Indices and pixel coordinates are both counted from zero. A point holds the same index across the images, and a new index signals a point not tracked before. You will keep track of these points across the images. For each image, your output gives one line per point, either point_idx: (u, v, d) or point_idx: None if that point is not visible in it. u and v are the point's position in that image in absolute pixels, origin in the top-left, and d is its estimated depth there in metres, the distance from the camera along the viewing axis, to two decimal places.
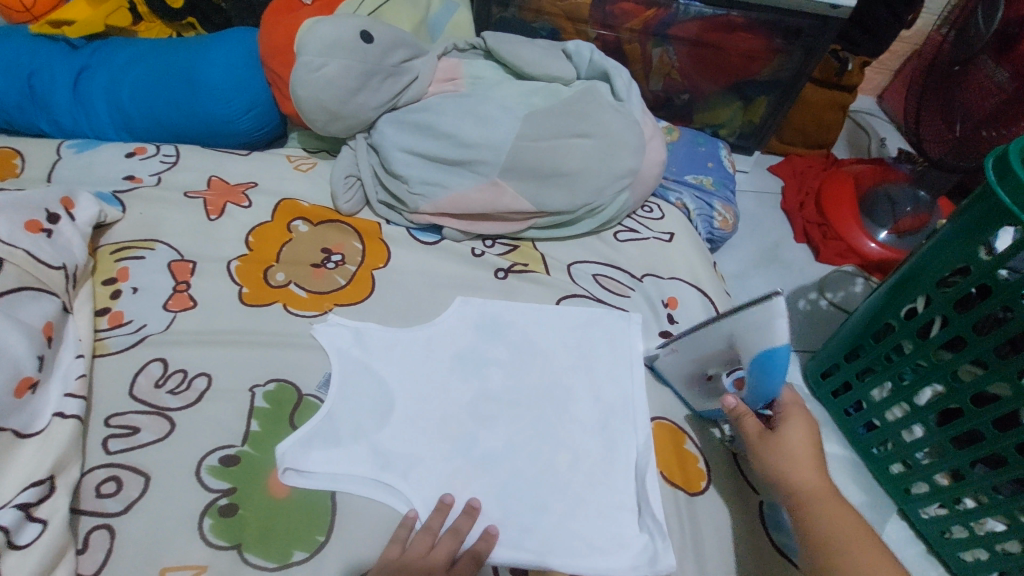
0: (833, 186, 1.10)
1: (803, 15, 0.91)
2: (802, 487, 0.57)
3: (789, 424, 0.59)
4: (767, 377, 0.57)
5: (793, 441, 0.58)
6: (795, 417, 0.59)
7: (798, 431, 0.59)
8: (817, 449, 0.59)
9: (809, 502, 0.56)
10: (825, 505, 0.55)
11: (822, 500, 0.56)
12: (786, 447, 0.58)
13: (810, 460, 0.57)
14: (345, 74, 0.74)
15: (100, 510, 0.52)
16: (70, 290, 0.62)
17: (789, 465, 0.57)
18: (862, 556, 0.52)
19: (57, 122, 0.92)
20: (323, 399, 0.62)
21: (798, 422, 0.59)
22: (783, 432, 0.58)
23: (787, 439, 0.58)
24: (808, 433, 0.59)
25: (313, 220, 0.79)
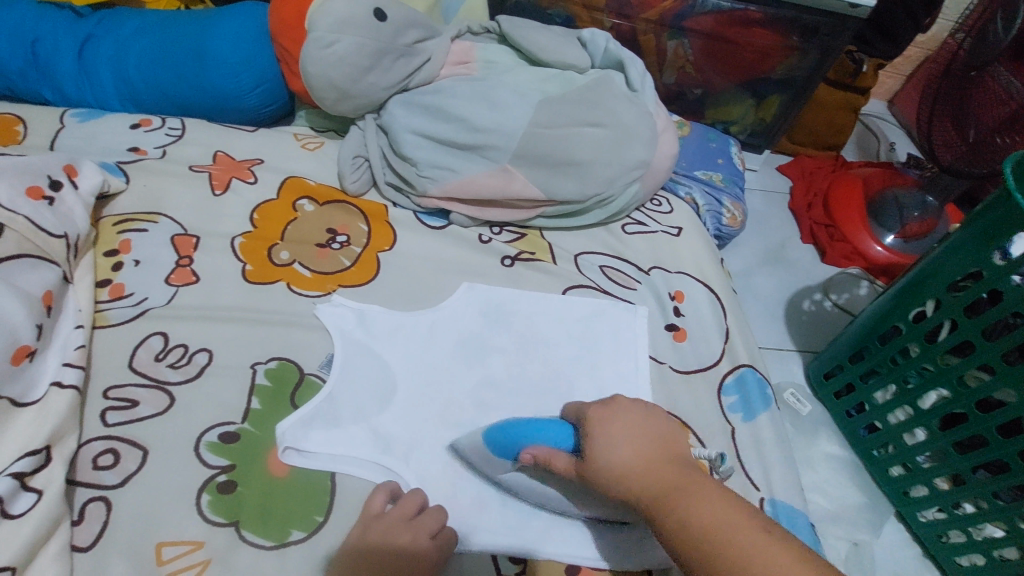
0: (842, 188, 1.09)
1: (821, 14, 0.91)
2: (665, 488, 0.43)
3: (605, 423, 0.48)
4: (546, 438, 0.51)
5: (619, 444, 0.46)
6: (628, 412, 0.48)
7: (619, 423, 0.47)
8: (663, 451, 0.46)
9: (678, 501, 0.42)
10: (693, 500, 0.42)
11: (692, 489, 0.43)
12: (605, 459, 0.46)
13: (658, 461, 0.45)
14: (357, 52, 0.73)
15: (96, 482, 0.52)
16: (71, 260, 0.61)
17: (628, 476, 0.44)
18: (744, 535, 0.39)
19: (61, 91, 0.91)
20: (324, 379, 0.62)
21: (606, 421, 0.48)
22: (605, 430, 0.47)
23: (613, 447, 0.46)
24: (636, 429, 0.47)
25: (319, 200, 0.77)
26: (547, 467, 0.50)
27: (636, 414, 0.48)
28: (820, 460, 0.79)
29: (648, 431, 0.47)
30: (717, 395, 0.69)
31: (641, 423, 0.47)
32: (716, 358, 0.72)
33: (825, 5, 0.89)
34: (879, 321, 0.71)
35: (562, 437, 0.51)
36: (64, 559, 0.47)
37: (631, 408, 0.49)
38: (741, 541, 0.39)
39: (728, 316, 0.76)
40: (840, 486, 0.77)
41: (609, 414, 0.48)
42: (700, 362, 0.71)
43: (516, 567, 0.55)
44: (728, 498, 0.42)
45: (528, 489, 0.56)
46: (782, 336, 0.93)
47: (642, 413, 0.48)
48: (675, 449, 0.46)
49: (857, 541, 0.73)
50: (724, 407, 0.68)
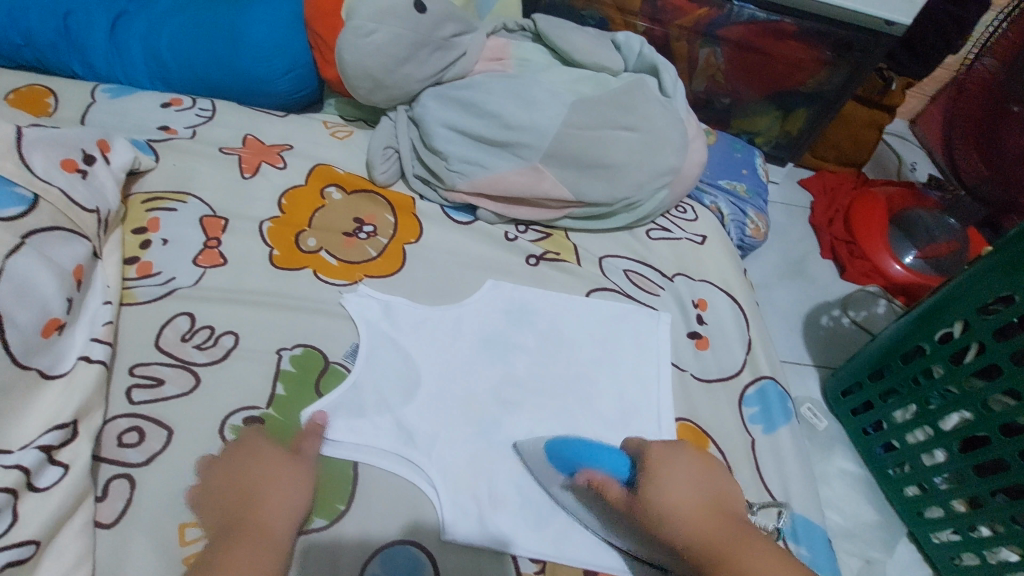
0: (863, 206, 1.08)
1: (856, 30, 0.90)
2: (720, 545, 0.45)
3: (662, 466, 0.49)
4: (602, 464, 0.51)
5: (679, 493, 0.47)
6: (684, 463, 0.50)
7: (676, 472, 0.49)
8: (718, 509, 0.48)
9: (735, 557, 0.44)
10: (752, 557, 0.43)
11: (741, 544, 0.45)
12: (664, 502, 0.47)
13: (714, 519, 0.46)
14: (395, 42, 0.73)
15: (121, 459, 0.52)
16: (101, 235, 0.61)
17: (686, 528, 0.46)
18: None
19: (91, 65, 0.91)
20: (349, 368, 0.61)
21: (669, 463, 0.49)
22: (662, 475, 0.48)
23: (670, 492, 0.47)
24: (695, 483, 0.49)
25: (346, 188, 0.77)
26: (602, 492, 0.51)
27: (692, 467, 0.50)
28: (835, 477, 0.79)
29: (705, 491, 0.48)
30: (739, 406, 0.69)
31: (696, 471, 0.50)
32: (737, 368, 0.72)
33: (858, 20, 0.89)
34: (902, 339, 0.71)
35: (618, 465, 0.50)
36: (88, 534, 0.47)
37: (690, 460, 0.50)
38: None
39: (750, 327, 0.75)
40: (855, 503, 0.77)
41: (666, 460, 0.50)
42: (721, 371, 0.71)
43: (534, 567, 0.54)
44: (787, 561, 0.44)
45: (570, 506, 0.56)
46: (799, 350, 0.93)
47: (700, 466, 0.50)
48: (728, 509, 0.48)
49: (869, 559, 0.73)
50: (745, 418, 0.68)
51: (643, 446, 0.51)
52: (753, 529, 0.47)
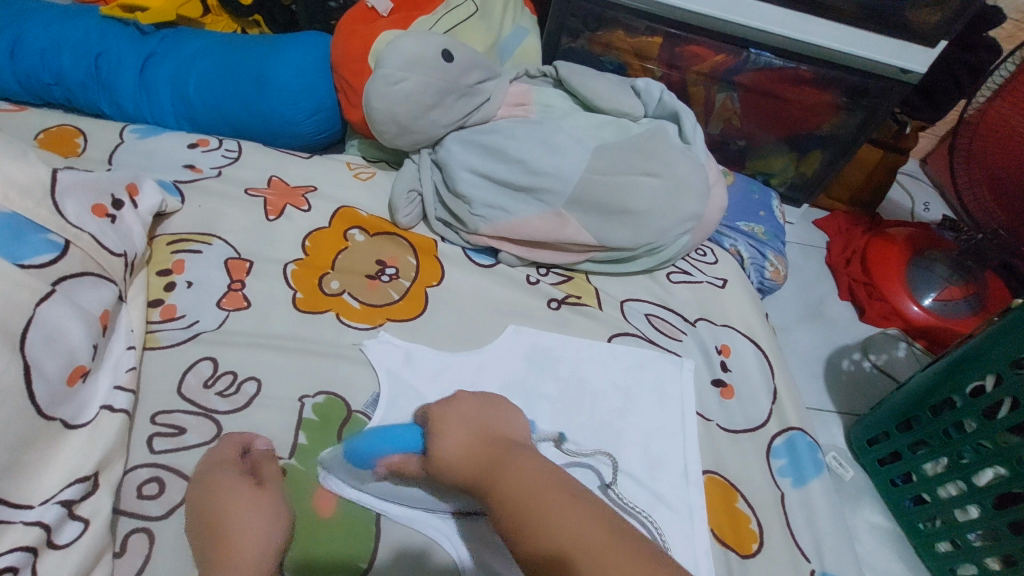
0: (880, 248, 1.08)
1: (871, 77, 0.91)
2: (487, 467, 0.49)
3: (443, 419, 0.53)
4: (397, 447, 0.53)
5: (447, 435, 0.51)
6: (459, 410, 0.53)
7: (451, 417, 0.53)
8: (484, 443, 0.51)
9: (499, 477, 0.47)
10: (514, 470, 0.48)
11: (505, 462, 0.49)
12: (440, 448, 0.51)
13: (485, 449, 0.50)
14: (422, 90, 0.75)
15: (140, 512, 0.51)
16: (127, 279, 0.61)
17: (462, 461, 0.50)
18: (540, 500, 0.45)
19: (119, 105, 0.92)
20: (371, 417, 0.61)
21: (446, 423, 0.52)
22: (442, 424, 0.52)
23: (444, 434, 0.52)
24: (465, 423, 0.52)
25: (369, 231, 0.78)
26: (400, 473, 0.54)
27: (472, 412, 0.54)
28: (864, 530, 0.76)
29: (465, 428, 0.52)
30: (766, 458, 0.67)
31: (473, 419, 0.52)
32: (764, 418, 0.70)
33: (875, 68, 0.90)
34: (931, 390, 0.70)
35: (412, 442, 0.53)
36: None
37: (471, 401, 0.55)
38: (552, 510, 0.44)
39: (775, 375, 0.74)
40: (884, 559, 0.74)
41: (445, 423, 0.52)
42: (748, 421, 0.70)
43: None
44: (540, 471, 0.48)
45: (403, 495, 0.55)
46: (821, 395, 0.92)
47: (479, 407, 0.55)
48: (501, 436, 0.52)
49: None
50: (773, 471, 0.67)
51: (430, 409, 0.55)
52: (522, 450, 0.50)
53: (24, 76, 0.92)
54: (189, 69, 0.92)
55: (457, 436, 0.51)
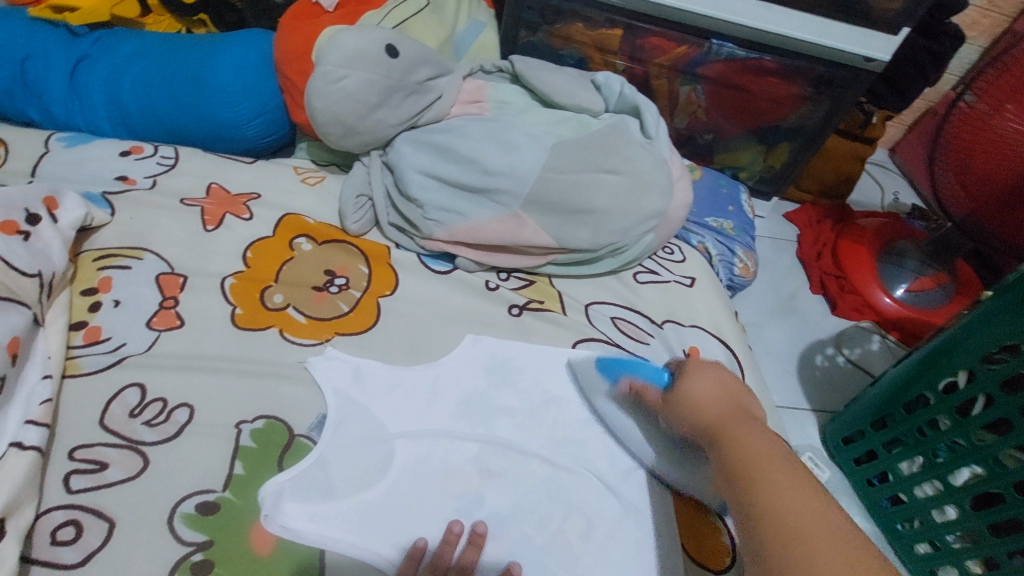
0: (850, 239, 1.07)
1: (836, 65, 0.89)
2: (730, 432, 0.45)
3: (690, 369, 0.50)
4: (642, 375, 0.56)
5: (704, 383, 0.49)
6: (712, 370, 0.49)
7: (701, 372, 0.50)
8: (739, 403, 0.48)
9: (736, 436, 0.44)
10: (751, 436, 0.44)
11: (744, 435, 0.44)
12: (686, 394, 0.48)
13: (732, 411, 0.47)
14: (366, 88, 0.70)
15: (54, 559, 0.46)
16: (44, 301, 0.56)
17: (708, 412, 0.47)
18: (808, 529, 0.38)
19: (49, 112, 0.87)
20: (315, 441, 0.56)
21: (701, 371, 0.49)
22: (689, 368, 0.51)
23: (692, 381, 0.49)
24: (720, 384, 0.49)
25: (317, 239, 0.73)
26: (641, 396, 0.56)
27: (721, 373, 0.50)
28: None
29: (733, 398, 0.48)
30: None
31: (725, 379, 0.49)
32: None
33: (838, 57, 0.88)
34: (903, 387, 0.69)
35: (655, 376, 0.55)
36: None
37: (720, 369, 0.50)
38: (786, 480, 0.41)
39: (745, 376, 0.72)
40: None
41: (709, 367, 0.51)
42: None
43: None
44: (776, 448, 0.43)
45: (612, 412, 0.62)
46: (795, 393, 0.90)
47: (729, 377, 0.50)
48: (752, 411, 0.48)
49: None
50: None
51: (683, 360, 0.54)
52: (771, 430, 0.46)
53: None
54: (122, 72, 0.86)
55: (707, 373, 0.49)
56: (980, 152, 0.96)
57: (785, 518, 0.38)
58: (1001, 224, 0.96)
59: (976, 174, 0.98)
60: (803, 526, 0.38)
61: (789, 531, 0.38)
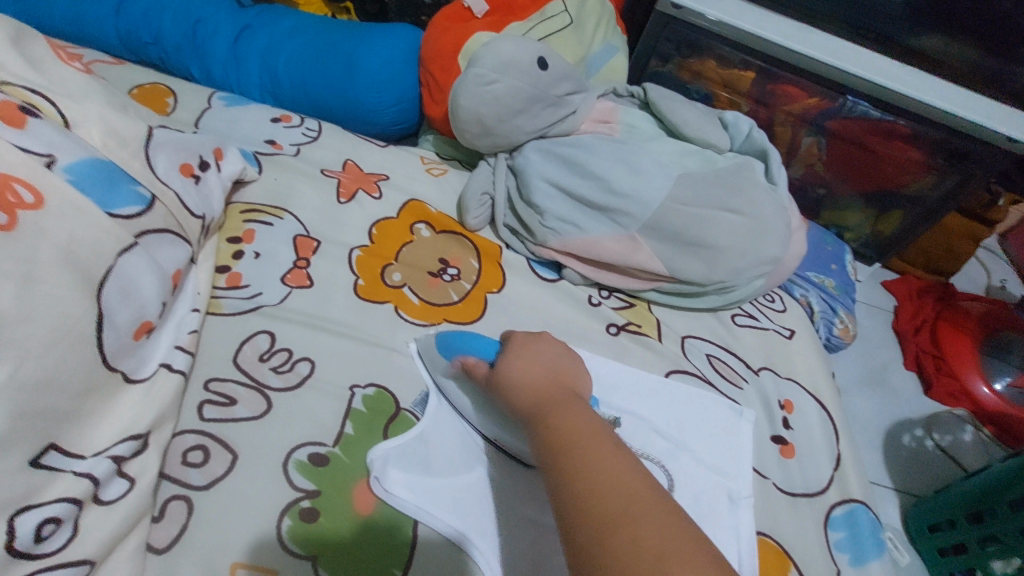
0: (953, 320, 1.02)
1: (971, 140, 0.86)
2: (549, 405, 0.47)
3: (522, 345, 0.54)
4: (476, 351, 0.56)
5: (525, 364, 0.51)
6: (540, 347, 0.54)
7: (528, 349, 0.53)
8: (557, 379, 0.50)
9: (558, 414, 0.46)
10: (572, 417, 0.45)
11: (569, 408, 0.46)
12: (511, 375, 0.50)
13: (551, 390, 0.49)
14: (512, 95, 0.74)
15: (183, 478, 0.50)
16: (201, 241, 0.61)
17: (526, 394, 0.49)
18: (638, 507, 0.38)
19: (209, 71, 0.95)
20: (418, 418, 0.59)
21: (522, 352, 0.53)
22: (518, 353, 0.52)
23: (520, 363, 0.51)
24: (545, 362, 0.52)
25: (436, 227, 0.77)
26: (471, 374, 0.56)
27: (550, 351, 0.54)
28: None
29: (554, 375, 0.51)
30: (825, 529, 0.63)
31: (545, 358, 0.52)
32: (824, 485, 0.66)
33: (976, 132, 0.84)
34: (1010, 485, 0.65)
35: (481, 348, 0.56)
36: (140, 559, 0.45)
37: (549, 344, 0.54)
38: (592, 451, 0.42)
39: (839, 440, 0.70)
40: None
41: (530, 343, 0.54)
42: (808, 486, 0.65)
43: None
44: (597, 425, 0.45)
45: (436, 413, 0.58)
46: (878, 469, 0.86)
47: (561, 355, 0.54)
48: (575, 389, 0.51)
49: None
50: (830, 543, 0.62)
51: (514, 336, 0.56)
52: (590, 406, 0.48)
53: (125, 32, 0.95)
54: (280, 46, 0.94)
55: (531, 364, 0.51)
56: None
57: (583, 481, 0.40)
58: None
59: None
60: (598, 489, 0.39)
61: (581, 495, 0.39)
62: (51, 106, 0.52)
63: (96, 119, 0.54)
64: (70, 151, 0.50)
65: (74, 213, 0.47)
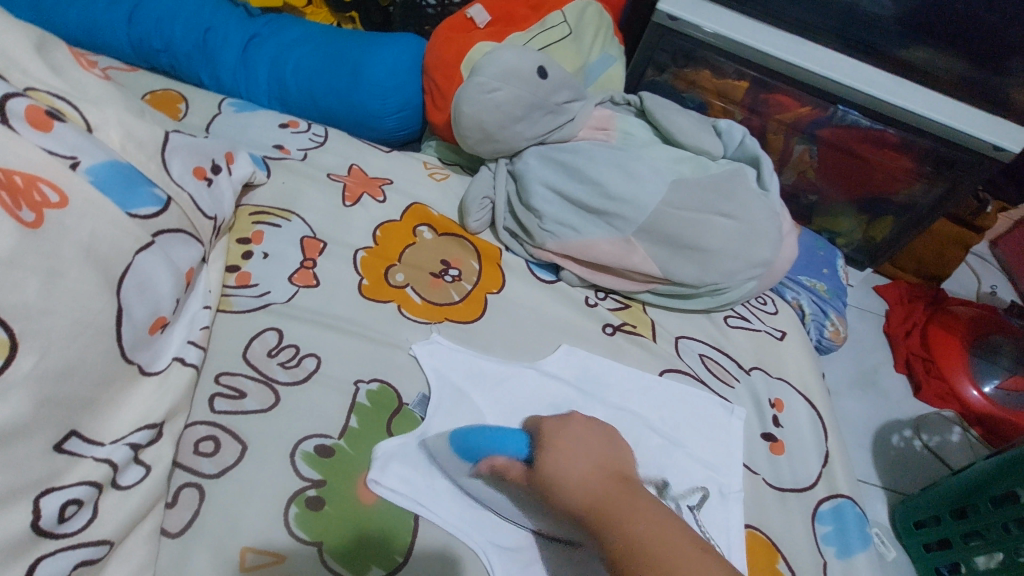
0: (943, 324, 1.04)
1: (959, 149, 0.88)
2: (606, 507, 0.50)
3: (556, 441, 0.55)
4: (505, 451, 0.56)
5: (572, 460, 0.53)
6: (577, 432, 0.57)
7: (567, 442, 0.55)
8: (616, 475, 0.53)
9: (615, 512, 0.49)
10: (626, 507, 0.49)
11: (617, 493, 0.50)
12: (555, 472, 0.52)
13: (612, 481, 0.52)
14: (513, 102, 0.76)
15: (195, 466, 0.52)
16: (212, 240, 0.64)
17: (581, 488, 0.51)
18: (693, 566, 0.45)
19: (218, 78, 0.98)
20: (420, 414, 0.61)
21: (562, 443, 0.55)
22: (560, 442, 0.55)
23: (564, 457, 0.53)
24: (586, 453, 0.54)
25: (438, 230, 0.80)
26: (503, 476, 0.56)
27: (582, 437, 0.56)
28: None
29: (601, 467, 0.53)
30: (812, 523, 0.65)
31: (593, 448, 0.55)
32: (812, 481, 0.68)
33: (963, 140, 0.86)
34: (993, 482, 0.67)
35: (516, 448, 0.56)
36: (154, 542, 0.47)
37: (588, 428, 0.57)
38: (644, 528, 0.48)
39: (827, 437, 0.72)
40: None
41: (564, 433, 0.56)
42: (796, 481, 0.67)
43: None
44: (652, 511, 0.49)
45: (475, 499, 0.55)
46: (867, 468, 0.88)
47: (598, 434, 0.57)
48: (620, 471, 0.54)
49: None
50: (818, 537, 0.64)
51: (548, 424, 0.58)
52: (641, 488, 0.52)
53: (138, 39, 0.98)
54: (288, 54, 0.97)
55: (576, 459, 0.53)
56: None
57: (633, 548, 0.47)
58: None
59: None
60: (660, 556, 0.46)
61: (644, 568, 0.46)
62: (74, 111, 0.55)
63: (116, 124, 0.57)
64: (91, 154, 0.52)
65: (95, 211, 0.49)
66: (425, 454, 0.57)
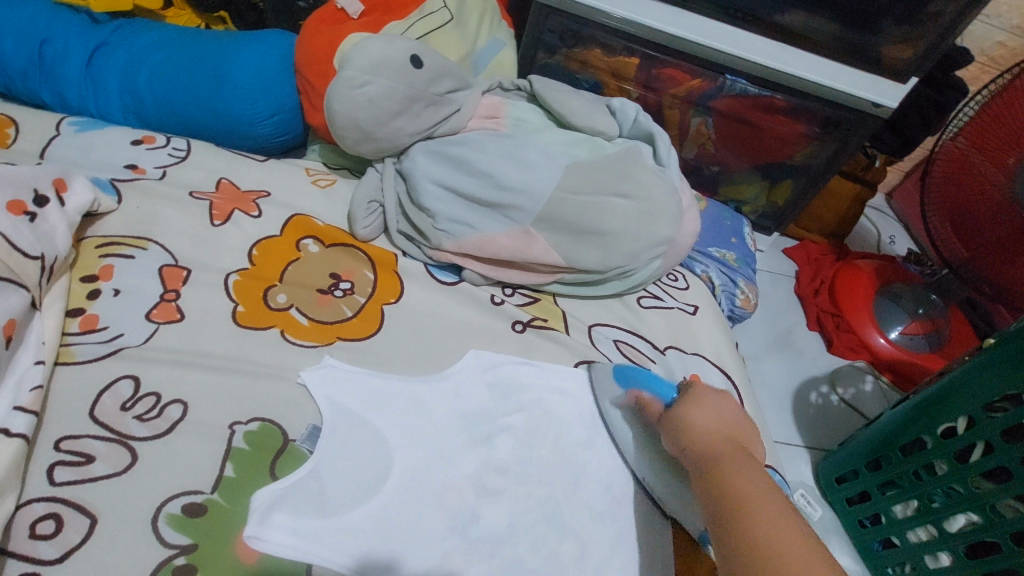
0: (847, 277, 1.07)
1: (845, 108, 0.91)
2: (720, 456, 0.47)
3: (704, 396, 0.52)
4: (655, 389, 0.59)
5: (708, 413, 0.50)
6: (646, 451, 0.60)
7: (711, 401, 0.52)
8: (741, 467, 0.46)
9: (735, 466, 0.45)
10: (748, 467, 0.45)
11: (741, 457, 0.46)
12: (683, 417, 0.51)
13: (722, 442, 0.48)
14: (388, 96, 0.71)
15: (32, 553, 0.44)
16: (43, 284, 0.54)
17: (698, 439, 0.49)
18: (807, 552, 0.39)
19: (61, 96, 0.86)
20: (310, 450, 0.55)
21: (704, 405, 0.51)
22: (698, 399, 0.52)
23: (700, 411, 0.51)
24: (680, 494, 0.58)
25: (324, 241, 0.73)
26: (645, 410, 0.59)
27: (725, 411, 0.51)
28: None
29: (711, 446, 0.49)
30: None
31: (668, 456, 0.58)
32: None
33: (848, 101, 0.89)
34: (897, 430, 0.67)
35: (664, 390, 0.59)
36: None
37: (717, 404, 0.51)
38: (765, 499, 0.42)
39: (744, 408, 0.72)
40: None
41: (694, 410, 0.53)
42: None
43: None
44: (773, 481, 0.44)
45: (342, 542, 0.50)
46: (789, 429, 0.90)
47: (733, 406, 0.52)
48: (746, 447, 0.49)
49: None
50: None
51: (693, 387, 0.55)
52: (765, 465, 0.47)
53: None
54: (140, 62, 0.86)
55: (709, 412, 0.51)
56: (972, 195, 0.88)
57: (748, 539, 0.40)
58: (994, 269, 0.89)
59: (972, 221, 0.89)
60: (789, 551, 0.39)
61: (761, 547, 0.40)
62: None
63: None
64: None
65: None
66: (307, 497, 0.52)
